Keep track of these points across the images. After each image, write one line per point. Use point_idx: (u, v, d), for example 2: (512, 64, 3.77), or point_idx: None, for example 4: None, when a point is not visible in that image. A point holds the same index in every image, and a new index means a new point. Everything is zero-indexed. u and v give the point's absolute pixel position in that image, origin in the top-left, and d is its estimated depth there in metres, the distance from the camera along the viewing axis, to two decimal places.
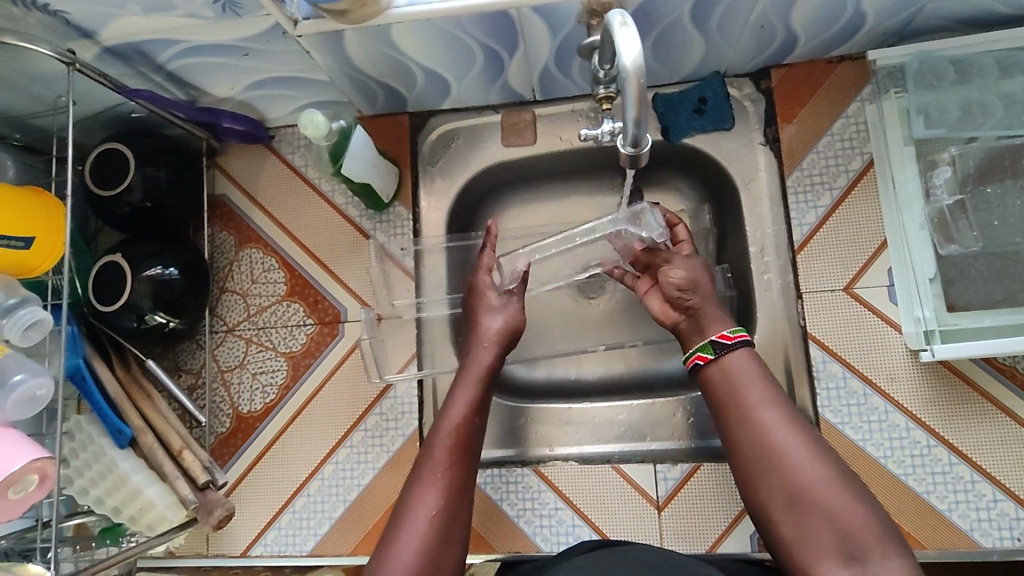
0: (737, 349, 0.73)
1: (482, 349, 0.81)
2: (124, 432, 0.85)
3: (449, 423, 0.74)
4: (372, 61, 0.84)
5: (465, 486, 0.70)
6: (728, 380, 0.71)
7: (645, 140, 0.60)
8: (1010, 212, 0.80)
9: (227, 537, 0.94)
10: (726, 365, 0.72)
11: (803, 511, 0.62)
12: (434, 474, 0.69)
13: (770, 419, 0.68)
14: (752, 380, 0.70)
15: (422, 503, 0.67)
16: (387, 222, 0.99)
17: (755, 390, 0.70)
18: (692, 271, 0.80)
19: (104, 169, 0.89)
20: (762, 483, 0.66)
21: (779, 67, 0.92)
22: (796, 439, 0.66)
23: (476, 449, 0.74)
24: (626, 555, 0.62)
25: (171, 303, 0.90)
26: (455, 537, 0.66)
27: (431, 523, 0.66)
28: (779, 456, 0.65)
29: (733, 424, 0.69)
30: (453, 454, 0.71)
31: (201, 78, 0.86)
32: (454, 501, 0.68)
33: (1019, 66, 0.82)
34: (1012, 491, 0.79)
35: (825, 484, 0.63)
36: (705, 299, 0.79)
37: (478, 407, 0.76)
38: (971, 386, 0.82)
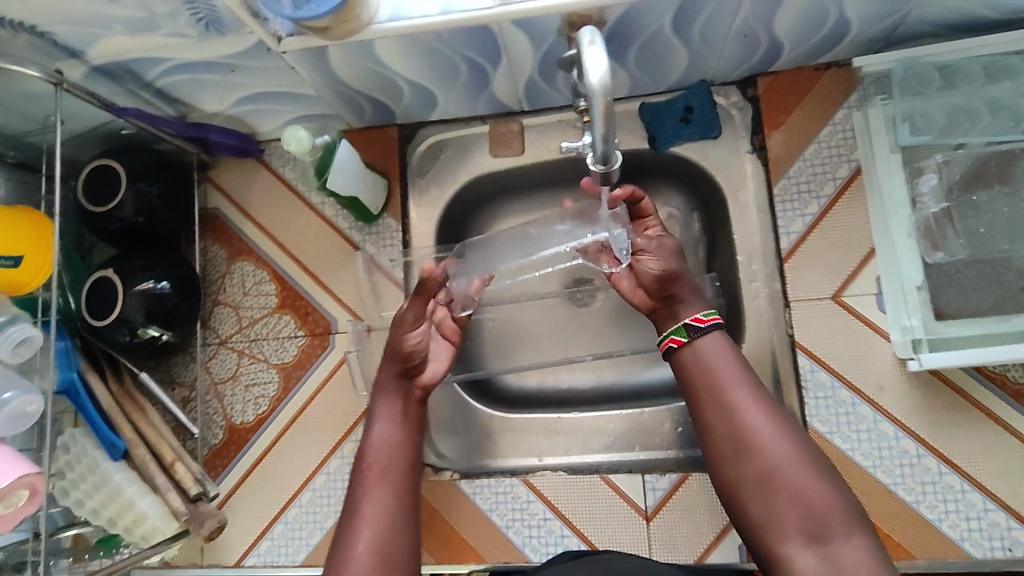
0: (710, 334, 0.73)
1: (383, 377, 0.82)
2: (117, 446, 0.86)
3: (368, 453, 0.76)
4: (357, 74, 0.84)
5: (398, 499, 0.73)
6: (706, 365, 0.71)
7: (614, 157, 0.61)
8: (998, 219, 0.79)
9: (221, 547, 0.95)
10: (700, 350, 0.72)
11: (771, 495, 0.63)
12: (367, 497, 0.72)
13: (743, 402, 0.68)
14: (725, 365, 0.71)
15: (360, 527, 0.70)
16: (376, 234, 1.00)
17: (729, 375, 0.70)
18: (665, 264, 0.78)
19: (96, 186, 0.90)
20: (732, 467, 0.66)
21: (765, 75, 0.91)
22: (766, 421, 0.66)
23: (401, 465, 0.76)
24: (604, 564, 0.64)
25: (164, 316, 0.91)
26: (402, 549, 0.70)
27: (372, 537, 0.69)
28: (751, 438, 0.66)
29: (704, 408, 0.70)
30: (376, 475, 0.74)
31: (190, 94, 0.87)
32: (390, 516, 0.71)
33: (1006, 71, 0.81)
34: (1003, 500, 0.78)
35: (794, 466, 0.64)
36: (682, 290, 0.77)
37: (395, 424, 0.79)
38: (961, 395, 0.81)
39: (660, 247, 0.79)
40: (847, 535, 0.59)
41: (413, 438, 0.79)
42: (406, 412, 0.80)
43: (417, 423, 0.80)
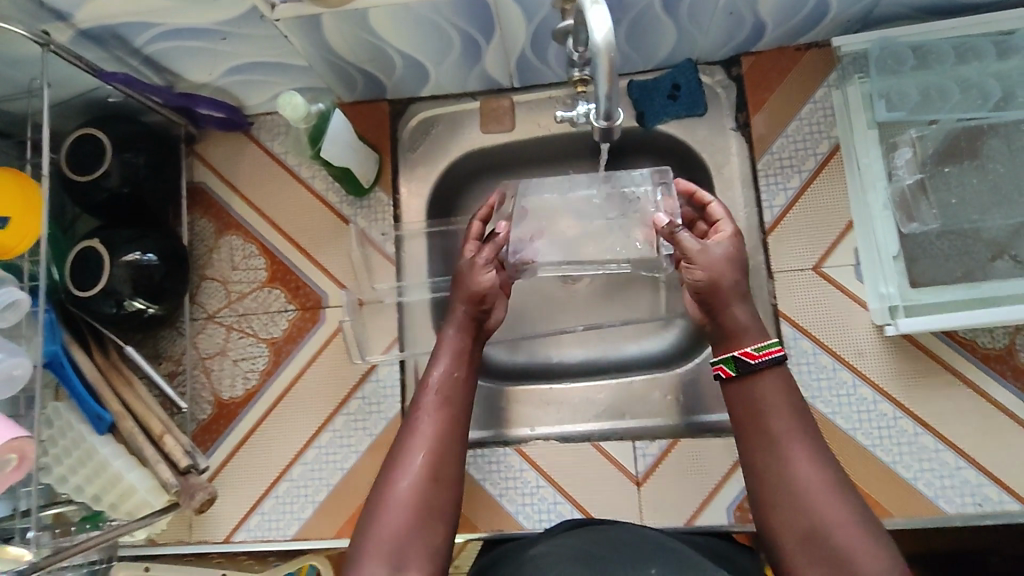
0: (768, 370, 0.70)
1: (455, 309, 0.81)
2: (104, 419, 0.85)
3: (432, 380, 0.76)
4: (350, 45, 0.84)
5: (455, 429, 0.73)
6: (759, 405, 0.69)
7: (617, 114, 0.61)
8: (967, 191, 0.83)
9: (209, 523, 0.94)
10: (753, 386, 0.70)
11: (814, 545, 0.62)
12: (424, 418, 0.72)
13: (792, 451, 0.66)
14: (780, 406, 0.68)
15: (414, 447, 0.70)
16: (367, 208, 1.00)
17: (778, 420, 0.68)
18: (711, 277, 0.74)
19: (80, 154, 0.88)
20: (775, 512, 0.65)
21: (748, 55, 0.94)
22: (819, 475, 0.65)
23: (463, 399, 0.75)
24: (613, 534, 0.70)
25: (151, 290, 0.90)
26: (451, 477, 0.69)
27: (422, 464, 0.69)
28: (802, 489, 0.64)
29: (751, 452, 0.68)
30: (436, 402, 0.74)
31: (178, 62, 0.87)
32: (442, 444, 0.71)
33: (974, 52, 0.85)
34: (974, 458, 0.83)
35: (841, 515, 0.62)
36: (729, 302, 0.74)
37: (458, 360, 0.77)
38: (931, 357, 0.86)
39: (710, 257, 0.75)
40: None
41: (471, 370, 0.78)
42: (471, 347, 0.80)
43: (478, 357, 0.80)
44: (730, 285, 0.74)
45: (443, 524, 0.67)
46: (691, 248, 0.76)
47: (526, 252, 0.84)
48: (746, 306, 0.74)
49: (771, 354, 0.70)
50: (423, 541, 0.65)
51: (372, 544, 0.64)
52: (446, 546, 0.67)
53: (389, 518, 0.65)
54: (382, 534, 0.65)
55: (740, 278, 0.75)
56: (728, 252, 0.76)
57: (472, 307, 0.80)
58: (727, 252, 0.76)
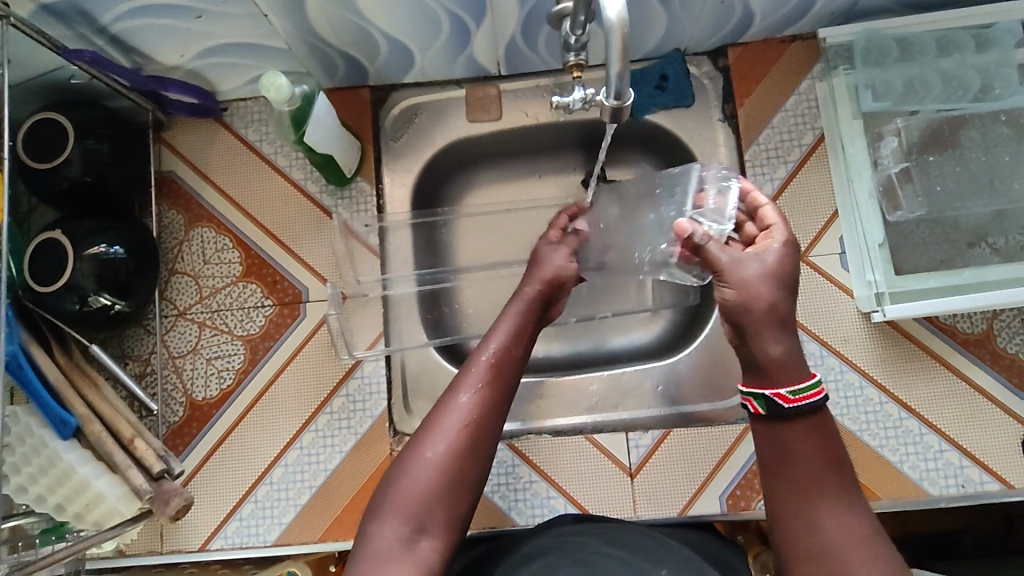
0: (802, 416, 0.59)
1: (527, 287, 0.78)
2: (68, 423, 0.79)
3: (489, 348, 0.71)
4: (333, 26, 0.81)
5: (500, 406, 0.68)
6: (790, 452, 0.59)
7: (627, 94, 0.60)
8: (950, 179, 0.85)
9: (183, 531, 0.89)
10: (785, 431, 0.59)
11: None
12: (474, 386, 0.68)
13: (827, 510, 0.57)
14: (813, 454, 0.59)
15: (458, 410, 0.66)
16: (349, 199, 0.96)
17: (815, 473, 0.58)
18: (742, 298, 0.62)
19: (38, 142, 0.83)
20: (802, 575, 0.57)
21: (735, 46, 0.94)
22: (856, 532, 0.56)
23: (515, 377, 0.71)
24: (618, 534, 0.66)
25: (118, 284, 0.85)
26: (484, 454, 0.65)
27: (462, 432, 0.65)
28: (843, 555, 0.55)
29: (781, 505, 0.59)
30: (488, 373, 0.69)
31: (148, 41, 0.82)
32: (488, 419, 0.66)
33: (955, 44, 0.87)
34: (956, 441, 0.83)
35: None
36: (764, 332, 0.60)
37: (518, 337, 0.73)
38: (915, 344, 0.86)
39: (741, 275, 0.63)
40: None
41: (524, 351, 0.73)
42: (530, 324, 0.75)
43: (531, 337, 0.75)
44: (771, 306, 0.61)
45: (469, 499, 0.64)
46: (724, 264, 0.64)
47: (607, 258, 0.91)
48: (785, 339, 0.60)
49: (810, 399, 0.58)
50: (447, 511, 0.62)
51: (399, 504, 0.61)
52: (460, 524, 0.63)
53: (416, 481, 0.62)
54: (408, 496, 0.62)
55: (785, 302, 0.62)
56: (769, 268, 0.63)
57: (542, 289, 0.77)
58: (765, 269, 0.63)
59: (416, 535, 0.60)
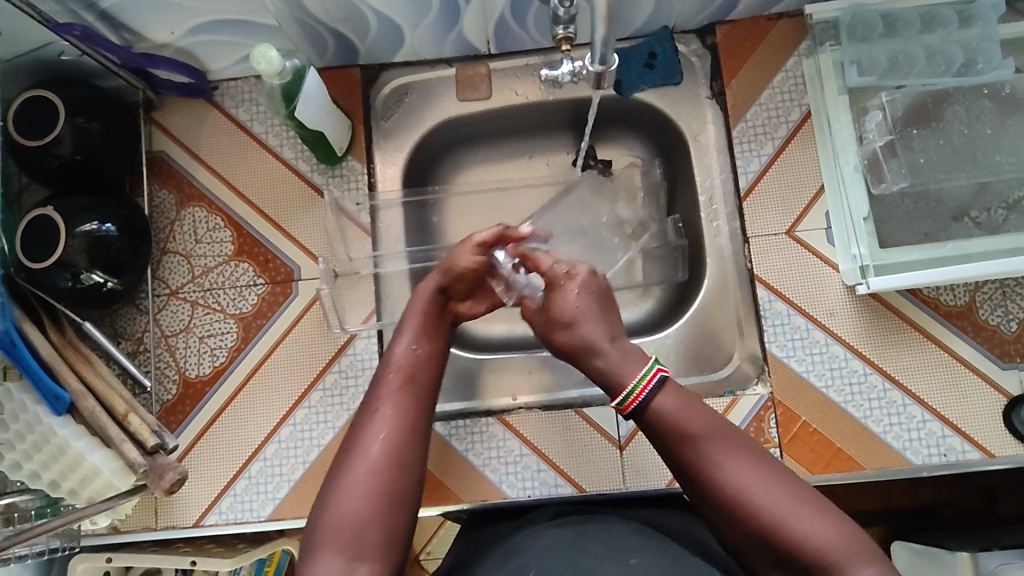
0: (648, 410, 0.65)
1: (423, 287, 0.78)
2: (62, 398, 0.80)
3: (393, 360, 0.71)
4: (324, 2, 0.82)
5: (419, 406, 0.67)
6: (667, 432, 0.63)
7: (610, 59, 0.63)
8: (934, 153, 0.86)
9: (177, 508, 0.90)
10: (652, 418, 0.64)
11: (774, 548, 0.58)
12: (386, 396, 0.67)
13: (718, 470, 0.61)
14: (681, 422, 0.63)
15: (375, 423, 0.65)
16: (340, 177, 0.96)
17: (696, 446, 0.62)
18: (567, 335, 0.72)
19: (29, 119, 0.84)
20: (735, 536, 0.60)
21: (723, 24, 0.95)
22: (746, 475, 0.60)
23: (427, 377, 0.71)
24: (598, 522, 0.67)
25: (109, 262, 0.85)
26: (413, 458, 0.63)
27: (383, 444, 0.63)
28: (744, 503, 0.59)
29: (687, 485, 0.63)
30: (399, 380, 0.69)
31: (138, 17, 0.82)
32: (406, 424, 0.65)
33: (938, 21, 0.88)
34: (939, 411, 0.85)
35: (781, 506, 0.58)
36: (590, 354, 0.71)
37: (423, 338, 0.74)
38: (901, 317, 0.87)
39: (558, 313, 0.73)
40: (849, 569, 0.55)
41: (435, 352, 0.74)
42: (436, 325, 0.76)
43: (443, 339, 0.76)
44: (585, 339, 0.71)
45: (407, 509, 0.61)
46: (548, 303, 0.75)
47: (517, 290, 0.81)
48: (608, 359, 0.69)
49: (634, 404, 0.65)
50: (388, 522, 0.60)
51: (331, 535, 0.58)
52: (403, 533, 0.60)
53: (347, 502, 0.59)
54: (341, 521, 0.58)
55: (599, 328, 0.71)
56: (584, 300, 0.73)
57: (444, 287, 0.78)
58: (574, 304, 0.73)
59: (356, 561, 0.57)
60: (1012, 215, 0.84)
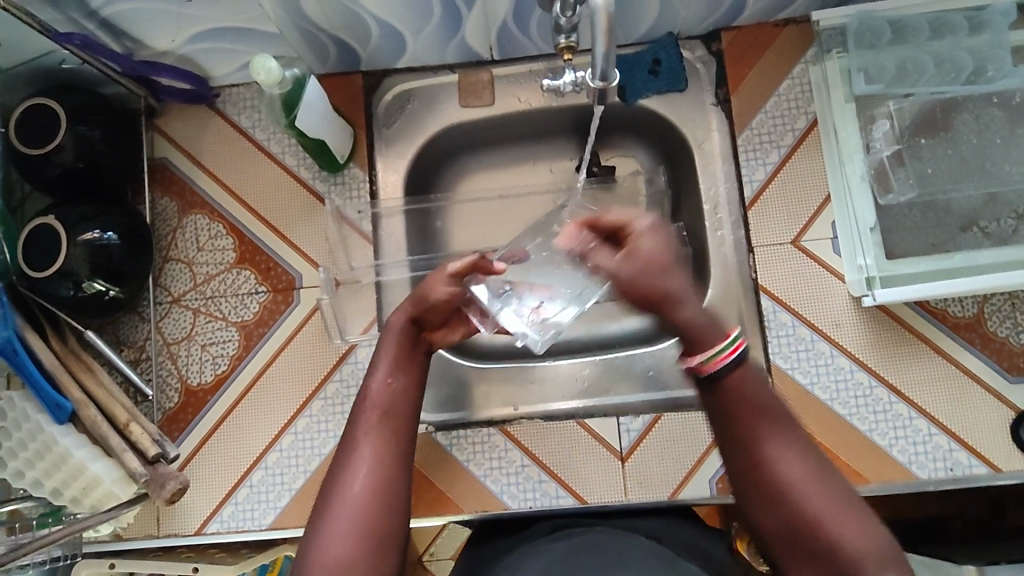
0: (730, 374, 0.62)
1: (398, 312, 0.72)
2: (63, 407, 0.80)
3: (369, 394, 0.66)
4: (325, 11, 0.81)
5: (400, 446, 0.63)
6: (730, 406, 0.62)
7: (612, 73, 0.61)
8: (942, 163, 0.85)
9: (178, 517, 0.90)
10: (720, 388, 0.62)
11: (807, 541, 0.56)
12: (364, 438, 0.63)
13: (775, 454, 0.59)
14: (754, 400, 0.61)
15: (353, 471, 0.61)
16: (342, 185, 0.96)
17: (761, 425, 0.60)
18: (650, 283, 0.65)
19: (30, 128, 0.84)
20: (767, 523, 0.58)
21: (728, 30, 0.94)
22: (802, 467, 0.58)
23: (408, 411, 0.66)
24: (595, 537, 0.67)
25: (111, 270, 0.85)
26: (397, 504, 0.60)
27: (363, 493, 0.60)
28: (792, 490, 0.57)
29: (734, 460, 0.61)
30: (377, 420, 0.64)
31: (138, 26, 0.82)
32: (386, 469, 0.61)
33: (948, 27, 0.87)
34: (945, 424, 0.84)
35: (828, 504, 0.56)
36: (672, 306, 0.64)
37: (401, 368, 0.68)
38: (907, 329, 0.86)
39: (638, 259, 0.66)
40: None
41: (415, 382, 0.68)
42: (415, 353, 0.70)
43: (424, 367, 0.71)
44: (662, 287, 0.64)
45: (393, 560, 0.59)
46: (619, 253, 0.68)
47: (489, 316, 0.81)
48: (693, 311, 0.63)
49: (722, 360, 0.62)
50: None
51: None
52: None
53: (327, 561, 0.56)
54: None
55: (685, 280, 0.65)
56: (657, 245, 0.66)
57: (419, 314, 0.71)
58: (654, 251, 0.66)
59: None
60: (1021, 225, 0.83)
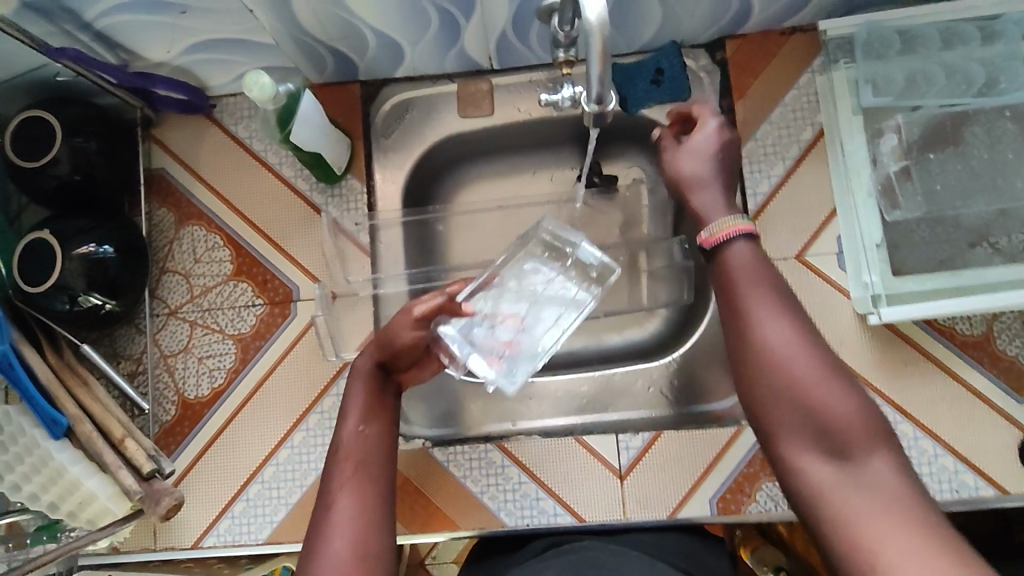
0: (731, 246, 0.64)
1: (361, 361, 0.74)
2: (59, 422, 0.80)
3: (341, 446, 0.67)
4: (322, 23, 0.80)
5: (377, 494, 0.64)
6: (729, 278, 0.63)
7: (609, 98, 0.62)
8: (951, 178, 0.83)
9: (175, 530, 0.89)
10: (722, 262, 0.64)
11: (795, 409, 0.56)
12: (341, 491, 0.64)
13: (768, 328, 0.59)
14: (751, 277, 0.62)
15: (334, 525, 0.61)
16: (339, 196, 0.95)
17: (759, 299, 0.60)
18: (691, 167, 0.79)
19: (26, 141, 0.83)
20: (756, 390, 0.58)
21: (733, 38, 0.92)
22: (794, 337, 0.58)
23: (382, 456, 0.68)
24: (590, 556, 0.66)
25: (107, 284, 0.85)
26: (382, 552, 0.61)
27: (347, 546, 0.60)
28: (783, 358, 0.57)
29: (731, 330, 0.61)
30: (352, 471, 0.65)
31: (133, 37, 0.81)
32: (366, 518, 0.62)
33: (959, 38, 0.84)
34: (951, 445, 0.82)
35: (819, 373, 0.56)
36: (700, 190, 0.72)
37: (369, 414, 0.70)
38: (913, 347, 0.84)
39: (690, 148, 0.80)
40: (869, 462, 0.53)
41: (386, 427, 0.70)
42: (382, 398, 0.72)
43: (393, 412, 0.73)
44: (696, 172, 0.78)
45: None
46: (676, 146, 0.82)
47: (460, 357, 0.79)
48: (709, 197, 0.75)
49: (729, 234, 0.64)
50: None
51: None
52: None
53: None
54: None
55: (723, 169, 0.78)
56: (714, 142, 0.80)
57: (383, 361, 0.74)
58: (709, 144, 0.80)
59: None
60: None
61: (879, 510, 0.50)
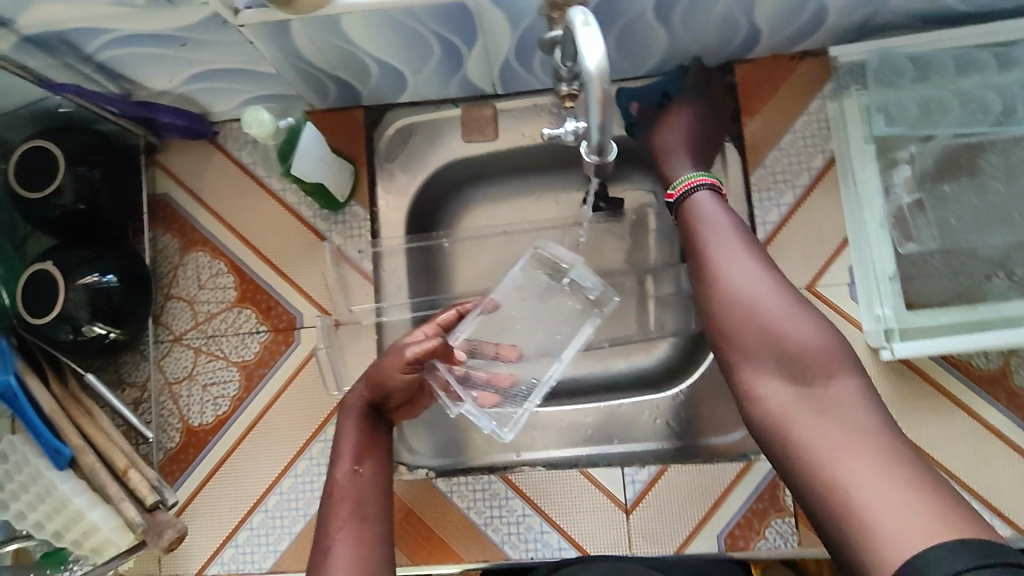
0: (696, 198, 0.74)
1: (352, 400, 0.77)
2: (62, 453, 0.80)
3: (336, 487, 0.70)
4: (323, 53, 0.79)
5: (374, 533, 0.66)
6: (693, 225, 0.72)
7: (609, 149, 0.63)
8: (966, 210, 0.81)
9: (179, 558, 0.89)
10: (689, 212, 0.74)
11: (759, 339, 0.63)
12: (339, 533, 0.65)
13: (731, 269, 0.67)
14: (714, 224, 0.71)
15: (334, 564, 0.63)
16: (343, 223, 0.95)
17: (721, 245, 0.69)
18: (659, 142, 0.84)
19: (28, 170, 0.83)
20: (720, 326, 0.65)
21: (742, 62, 0.90)
22: (753, 273, 0.66)
23: (375, 494, 0.70)
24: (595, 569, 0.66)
25: (112, 313, 0.85)
26: None
27: None
28: (741, 293, 0.65)
29: (698, 274, 0.69)
30: (349, 511, 0.67)
31: (135, 69, 0.80)
32: (364, 557, 0.64)
33: (975, 64, 0.82)
34: (965, 483, 0.80)
35: (776, 303, 0.63)
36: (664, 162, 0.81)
37: (362, 455, 0.72)
38: (927, 382, 0.82)
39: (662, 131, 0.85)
40: (832, 379, 0.59)
41: (379, 467, 0.73)
42: (373, 438, 0.75)
43: (386, 452, 0.75)
44: (663, 145, 0.83)
45: None
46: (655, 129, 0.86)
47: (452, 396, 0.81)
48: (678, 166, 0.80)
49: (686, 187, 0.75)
50: None
51: None
52: None
53: None
54: None
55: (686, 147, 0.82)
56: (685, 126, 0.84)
57: (376, 400, 0.76)
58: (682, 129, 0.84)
59: None
60: None
61: (845, 419, 0.56)
